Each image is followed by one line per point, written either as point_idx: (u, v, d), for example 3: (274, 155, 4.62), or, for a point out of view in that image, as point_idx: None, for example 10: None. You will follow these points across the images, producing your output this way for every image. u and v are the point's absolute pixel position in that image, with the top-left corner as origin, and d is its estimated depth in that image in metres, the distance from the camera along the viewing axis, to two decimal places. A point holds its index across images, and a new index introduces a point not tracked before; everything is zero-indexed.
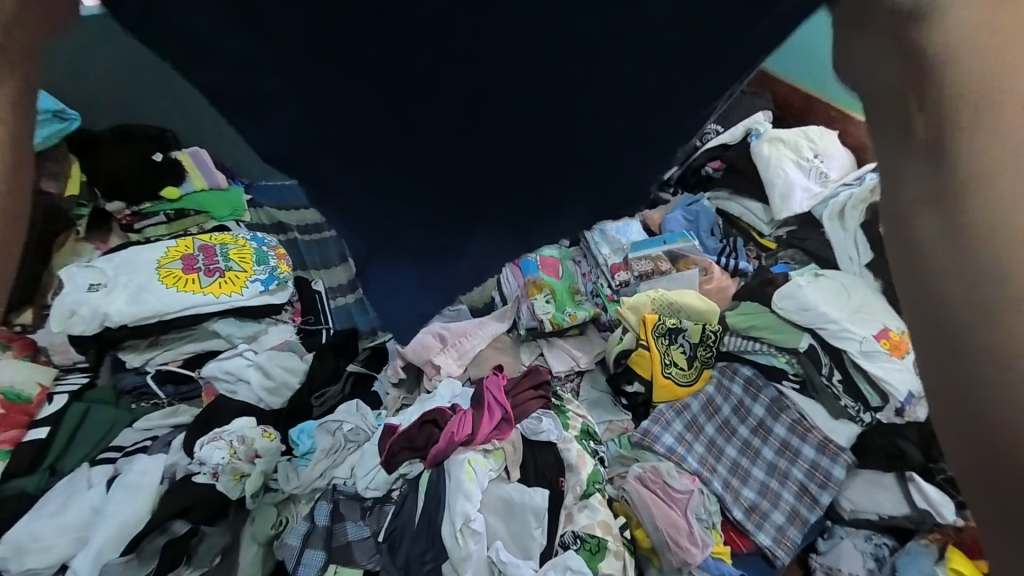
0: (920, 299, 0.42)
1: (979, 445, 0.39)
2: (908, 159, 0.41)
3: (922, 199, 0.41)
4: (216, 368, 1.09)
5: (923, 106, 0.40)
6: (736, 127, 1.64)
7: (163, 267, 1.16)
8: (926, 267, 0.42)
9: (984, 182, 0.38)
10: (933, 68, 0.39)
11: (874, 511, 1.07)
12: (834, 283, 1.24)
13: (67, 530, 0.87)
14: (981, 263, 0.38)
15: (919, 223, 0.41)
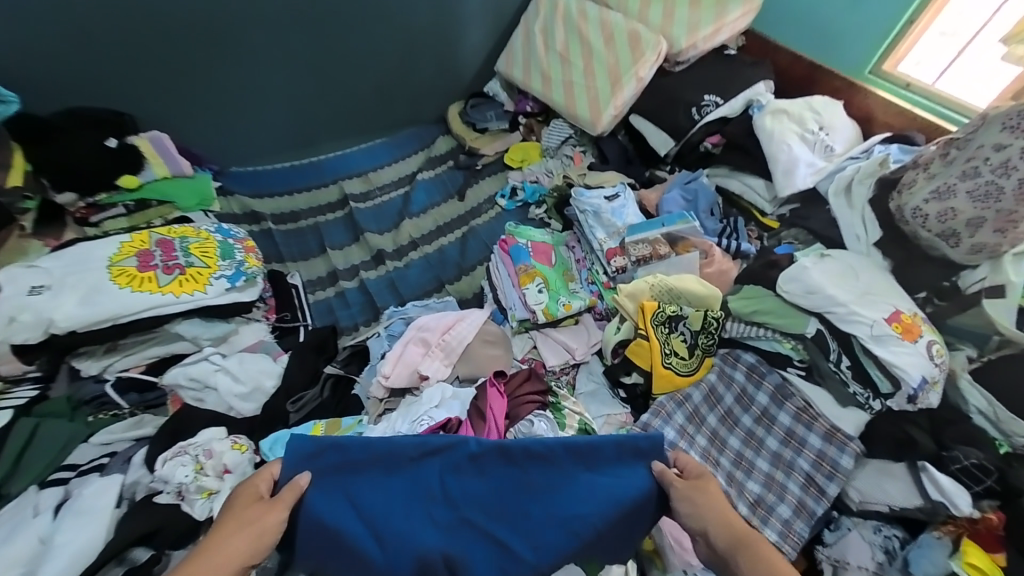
0: (700, 499, 0.72)
1: (720, 527, 0.69)
2: (696, 495, 0.73)
3: (703, 490, 0.73)
4: (180, 375, 0.99)
5: (703, 497, 0.72)
6: (737, 99, 1.55)
7: (116, 265, 1.05)
8: (700, 484, 0.74)
9: (712, 498, 0.72)
10: (702, 481, 0.74)
11: (884, 502, 1.00)
12: (842, 264, 1.17)
13: (13, 565, 0.74)
14: (716, 507, 0.71)
15: (705, 483, 0.74)
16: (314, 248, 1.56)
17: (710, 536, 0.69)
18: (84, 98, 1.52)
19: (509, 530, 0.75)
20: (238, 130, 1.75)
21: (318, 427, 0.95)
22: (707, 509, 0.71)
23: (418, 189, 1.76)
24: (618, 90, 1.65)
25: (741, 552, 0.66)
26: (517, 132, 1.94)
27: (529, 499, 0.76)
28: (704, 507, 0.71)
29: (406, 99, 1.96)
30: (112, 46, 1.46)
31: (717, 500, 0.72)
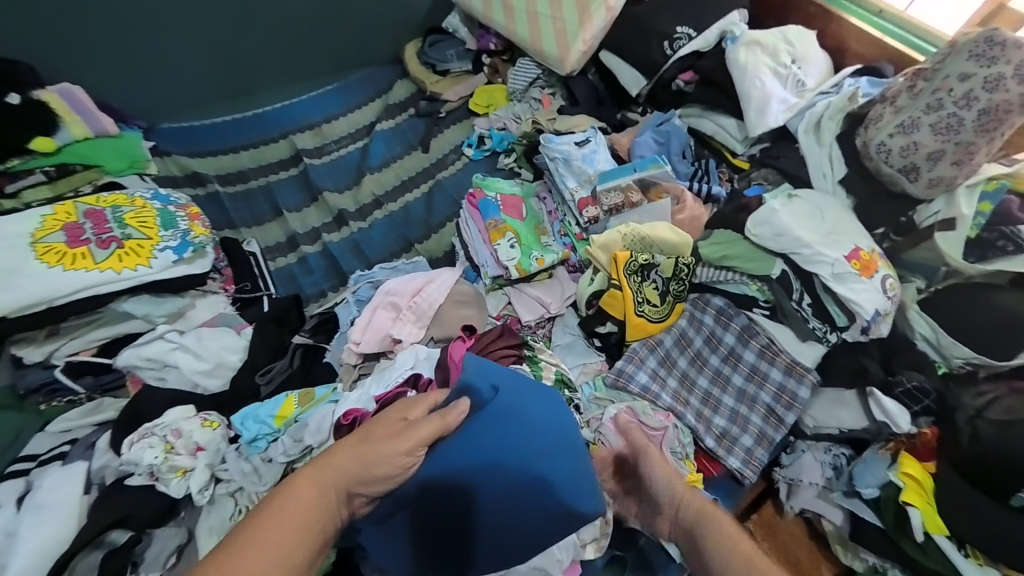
0: (702, 536, 0.76)
1: (721, 552, 0.72)
2: (698, 530, 0.77)
3: (700, 521, 0.77)
4: (133, 356, 0.94)
5: (699, 527, 0.77)
6: (710, 30, 1.47)
7: (40, 241, 0.94)
8: (696, 515, 0.79)
9: (700, 513, 0.78)
10: (681, 499, 0.81)
11: (835, 427, 1.10)
12: (811, 204, 1.18)
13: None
14: (705, 523, 0.77)
15: (697, 506, 0.79)
16: (267, 212, 1.45)
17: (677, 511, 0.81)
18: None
19: (508, 474, 0.74)
20: (166, 79, 1.57)
21: (290, 399, 0.91)
22: (700, 541, 0.76)
23: (376, 140, 1.64)
24: (586, 22, 1.54)
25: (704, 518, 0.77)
26: (481, 74, 1.80)
27: (488, 442, 0.75)
28: (704, 534, 0.76)
29: (355, 39, 1.78)
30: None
31: (715, 532, 0.75)
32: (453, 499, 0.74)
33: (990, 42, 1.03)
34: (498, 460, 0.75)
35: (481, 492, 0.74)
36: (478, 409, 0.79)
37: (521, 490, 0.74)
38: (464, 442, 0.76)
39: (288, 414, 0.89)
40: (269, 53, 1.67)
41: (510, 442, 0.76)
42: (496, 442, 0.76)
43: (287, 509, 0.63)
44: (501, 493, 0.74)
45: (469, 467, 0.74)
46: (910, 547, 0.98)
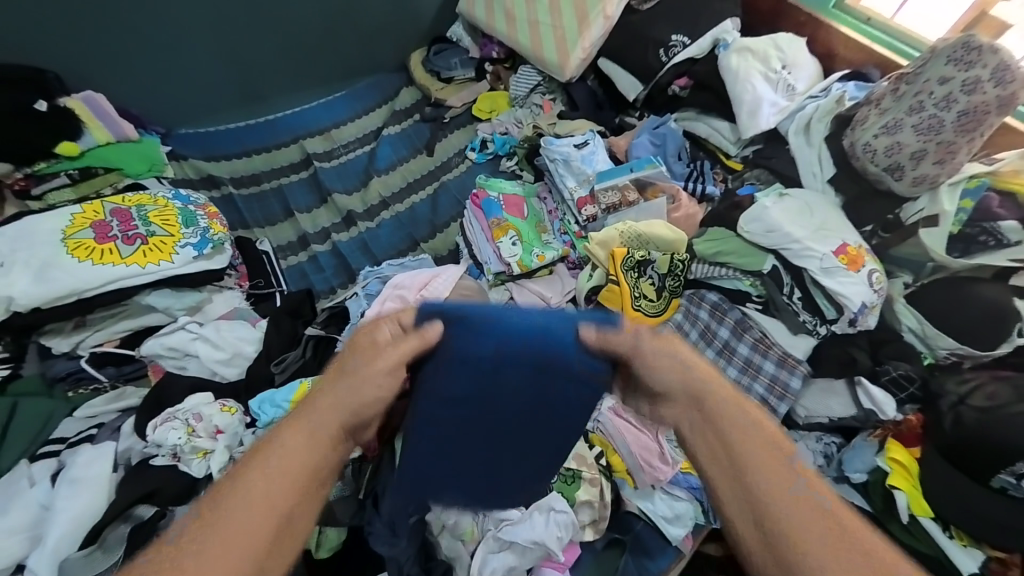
0: (791, 522, 0.51)
1: (822, 547, 0.49)
2: (787, 511, 0.52)
3: (786, 498, 0.52)
4: (157, 346, 0.99)
5: (788, 516, 0.51)
6: (703, 37, 1.53)
7: (71, 237, 1.00)
8: (777, 492, 0.53)
9: (782, 483, 0.53)
10: (748, 452, 0.55)
11: (825, 415, 1.14)
12: (800, 202, 1.23)
13: (14, 531, 0.76)
14: (788, 499, 0.52)
15: (775, 484, 0.53)
16: (278, 212, 1.51)
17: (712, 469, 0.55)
18: (26, 56, 1.44)
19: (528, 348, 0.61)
20: (184, 87, 1.65)
21: (303, 386, 0.96)
22: (788, 534, 0.51)
23: (383, 144, 1.70)
24: (584, 30, 1.61)
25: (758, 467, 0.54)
26: (484, 81, 1.87)
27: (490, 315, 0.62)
28: (790, 518, 0.51)
29: (363, 48, 1.86)
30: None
31: (811, 514, 0.51)
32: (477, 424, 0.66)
33: (967, 48, 1.09)
34: (517, 398, 0.64)
35: (489, 361, 0.61)
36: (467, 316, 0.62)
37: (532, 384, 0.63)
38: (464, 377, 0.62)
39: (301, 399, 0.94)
40: (281, 62, 1.75)
41: (524, 379, 0.63)
42: (506, 356, 0.62)
43: (253, 476, 0.52)
44: (513, 379, 0.63)
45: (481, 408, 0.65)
46: (897, 530, 1.02)
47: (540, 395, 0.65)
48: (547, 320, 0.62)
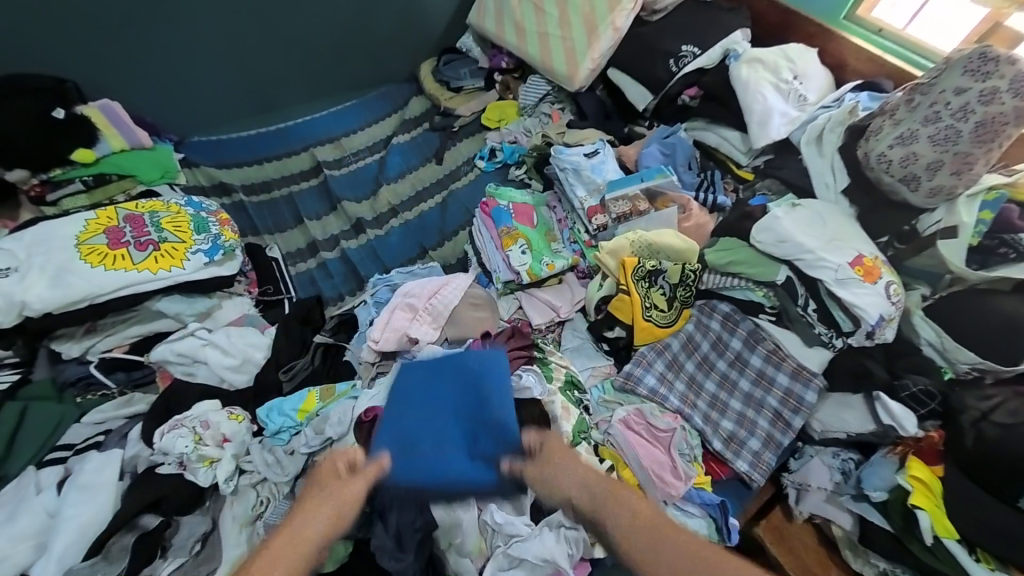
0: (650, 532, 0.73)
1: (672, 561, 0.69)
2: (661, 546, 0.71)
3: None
4: (167, 352, 0.99)
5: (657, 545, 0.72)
6: (713, 48, 1.54)
7: (85, 243, 1.01)
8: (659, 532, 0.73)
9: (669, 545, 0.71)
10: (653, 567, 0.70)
11: (842, 430, 1.11)
12: (813, 212, 1.22)
13: (21, 538, 0.76)
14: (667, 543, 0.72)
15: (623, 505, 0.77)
16: (289, 220, 1.52)
17: (573, 502, 0.80)
18: (44, 66, 1.47)
19: (471, 434, 0.88)
20: (198, 96, 1.67)
21: (312, 395, 0.95)
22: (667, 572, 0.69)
23: (393, 153, 1.72)
24: (595, 41, 1.62)
25: (602, 509, 0.77)
26: (493, 91, 1.89)
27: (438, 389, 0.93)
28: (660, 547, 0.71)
29: (374, 58, 1.88)
30: (70, 8, 1.40)
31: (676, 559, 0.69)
32: (425, 443, 0.86)
33: (984, 58, 1.07)
34: (467, 400, 0.90)
35: (432, 412, 0.90)
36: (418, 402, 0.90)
37: (465, 429, 0.88)
38: (416, 398, 0.91)
39: (310, 408, 0.93)
40: (293, 72, 1.77)
41: (465, 393, 0.91)
42: (452, 392, 0.92)
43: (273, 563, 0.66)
44: (460, 440, 0.87)
45: (431, 380, 0.93)
46: (920, 551, 0.99)
47: (478, 442, 0.86)
48: (480, 361, 0.94)
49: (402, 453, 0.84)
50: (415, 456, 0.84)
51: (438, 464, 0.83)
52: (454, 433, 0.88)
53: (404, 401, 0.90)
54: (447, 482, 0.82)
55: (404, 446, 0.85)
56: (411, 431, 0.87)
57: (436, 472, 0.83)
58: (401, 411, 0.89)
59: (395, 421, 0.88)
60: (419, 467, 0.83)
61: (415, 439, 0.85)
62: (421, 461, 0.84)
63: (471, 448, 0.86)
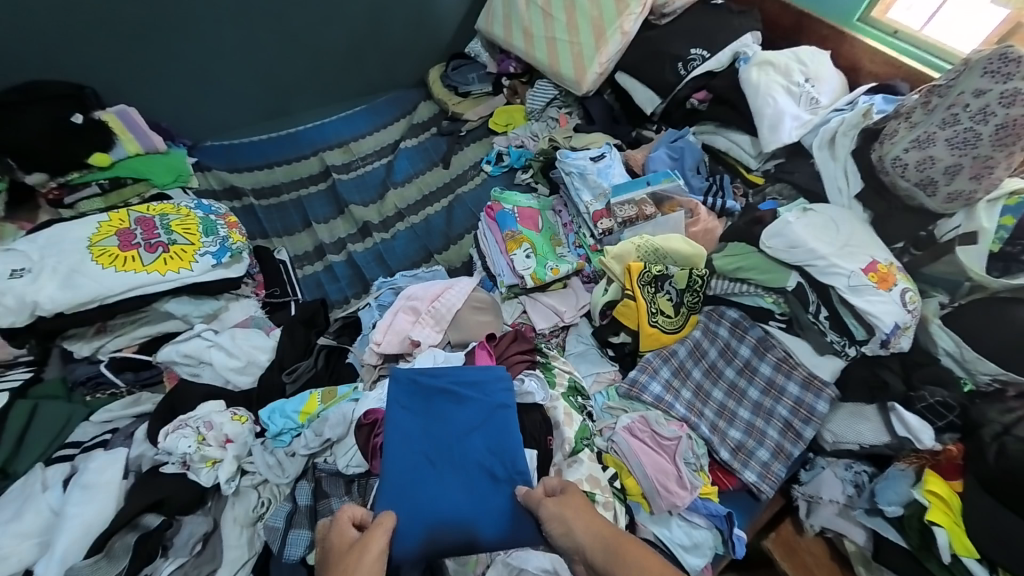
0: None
1: None
2: None
3: None
4: (173, 352, 1.01)
5: None
6: (723, 52, 1.53)
7: (97, 245, 1.03)
8: None
9: None
10: None
11: (855, 442, 1.07)
12: (825, 217, 1.20)
13: (26, 536, 0.77)
14: None
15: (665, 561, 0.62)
16: (297, 223, 1.54)
17: (587, 556, 0.65)
18: (66, 73, 1.51)
19: (475, 477, 0.81)
20: (212, 102, 1.71)
21: (313, 397, 0.95)
22: None
23: (400, 157, 1.73)
24: (602, 45, 1.62)
25: (613, 564, 0.60)
26: (501, 95, 1.89)
27: (436, 426, 0.85)
28: None
29: (383, 64, 1.90)
30: (90, 18, 1.43)
31: None
32: (431, 494, 0.79)
33: (1005, 59, 1.03)
34: (468, 438, 0.84)
35: (431, 454, 0.82)
36: (418, 443, 0.83)
37: (467, 473, 0.81)
38: (415, 439, 0.83)
39: (311, 410, 0.93)
40: (304, 77, 1.80)
41: (463, 432, 0.85)
42: (451, 431, 0.84)
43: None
44: (465, 485, 0.81)
45: (427, 420, 0.85)
46: (936, 568, 0.96)
47: (487, 485, 0.81)
48: (478, 391, 0.88)
49: (406, 504, 0.77)
50: (421, 507, 0.78)
51: (447, 511, 0.78)
52: (461, 478, 0.81)
53: (403, 443, 0.82)
54: (459, 531, 0.77)
55: (405, 494, 0.78)
56: (413, 476, 0.80)
57: (444, 521, 0.77)
58: (400, 454, 0.82)
59: (396, 469, 0.80)
60: (425, 516, 0.77)
61: (416, 486, 0.79)
62: (425, 508, 0.78)
63: (478, 492, 0.80)
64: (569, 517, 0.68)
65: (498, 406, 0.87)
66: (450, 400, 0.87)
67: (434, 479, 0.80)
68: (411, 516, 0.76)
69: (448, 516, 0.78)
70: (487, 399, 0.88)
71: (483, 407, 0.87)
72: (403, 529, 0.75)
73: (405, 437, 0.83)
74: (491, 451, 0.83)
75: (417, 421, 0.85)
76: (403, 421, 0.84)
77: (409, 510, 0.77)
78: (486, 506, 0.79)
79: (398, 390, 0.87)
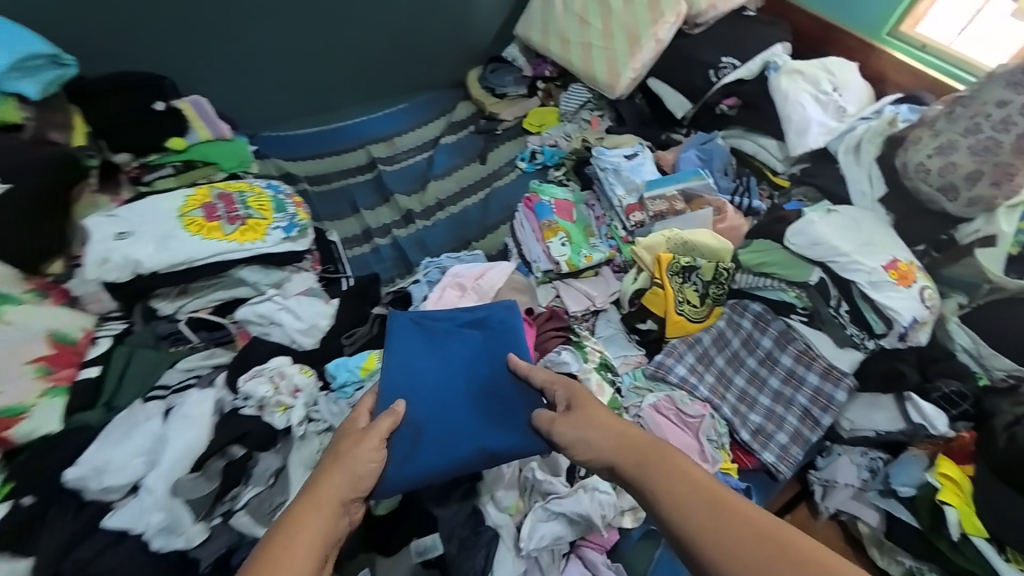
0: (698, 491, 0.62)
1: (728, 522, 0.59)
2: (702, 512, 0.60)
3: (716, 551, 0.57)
4: (248, 313, 1.12)
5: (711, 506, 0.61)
6: (754, 60, 1.61)
7: (186, 215, 1.15)
8: (714, 497, 0.61)
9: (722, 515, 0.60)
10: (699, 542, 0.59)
11: (872, 429, 1.14)
12: (847, 218, 1.27)
13: (137, 454, 0.88)
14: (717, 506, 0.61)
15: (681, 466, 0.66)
16: (345, 209, 1.66)
17: (614, 464, 0.71)
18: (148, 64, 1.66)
19: (478, 394, 0.92)
20: (271, 95, 1.85)
21: (373, 355, 1.06)
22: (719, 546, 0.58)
23: (440, 152, 1.85)
24: (636, 52, 1.72)
25: (640, 465, 0.67)
26: (535, 97, 2.00)
27: (439, 356, 0.95)
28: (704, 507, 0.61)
29: (427, 64, 2.04)
30: (177, 16, 1.60)
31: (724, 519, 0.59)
32: (440, 413, 0.89)
33: None
34: (468, 363, 0.94)
35: (435, 378, 0.92)
36: (423, 369, 0.93)
37: (470, 393, 0.92)
38: (420, 368, 0.93)
39: (372, 366, 1.04)
40: (355, 74, 1.93)
41: (462, 359, 0.95)
42: (452, 359, 0.95)
43: (299, 525, 0.61)
44: (470, 404, 0.91)
45: (428, 351, 0.96)
46: (947, 549, 1.00)
47: (492, 402, 0.91)
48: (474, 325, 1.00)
49: (418, 421, 0.87)
50: (430, 424, 0.87)
51: (456, 424, 0.88)
52: (466, 398, 0.91)
53: (409, 370, 0.92)
54: (471, 441, 0.87)
55: (414, 411, 0.88)
56: (421, 397, 0.90)
57: (454, 433, 0.87)
58: (410, 381, 0.91)
59: (405, 392, 0.89)
60: (435, 429, 0.87)
61: (424, 406, 0.89)
62: (434, 422, 0.88)
63: (484, 410, 0.90)
64: (580, 428, 0.75)
65: (494, 335, 0.98)
66: (449, 333, 0.98)
67: (440, 399, 0.90)
68: (424, 430, 0.86)
69: (456, 428, 0.88)
70: (484, 331, 0.99)
71: (479, 339, 0.98)
72: (418, 441, 0.85)
73: (415, 364, 0.93)
74: (488, 375, 0.93)
75: (420, 349, 0.96)
76: (400, 362, 0.93)
77: (420, 426, 0.87)
78: (492, 418, 0.89)
79: (397, 333, 0.97)
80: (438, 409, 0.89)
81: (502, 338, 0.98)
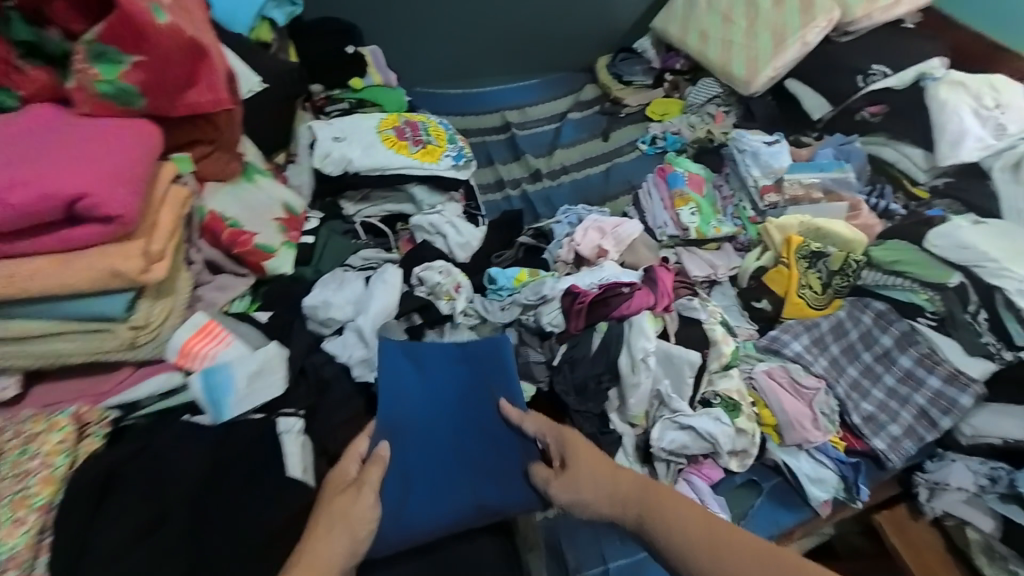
0: (705, 529, 0.71)
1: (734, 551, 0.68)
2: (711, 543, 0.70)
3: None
4: (422, 220, 1.30)
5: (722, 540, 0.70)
6: (908, 71, 1.60)
7: (382, 131, 1.37)
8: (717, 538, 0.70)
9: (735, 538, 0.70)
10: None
11: (999, 436, 1.13)
12: (999, 230, 1.25)
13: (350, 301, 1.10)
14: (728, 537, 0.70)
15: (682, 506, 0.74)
16: (482, 160, 1.85)
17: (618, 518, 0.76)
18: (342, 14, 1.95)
19: (466, 442, 0.91)
20: (429, 54, 2.08)
21: (525, 271, 1.23)
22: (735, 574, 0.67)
23: (568, 125, 1.98)
24: (780, 53, 1.75)
25: (647, 513, 0.73)
26: (661, 88, 2.06)
27: (430, 396, 0.94)
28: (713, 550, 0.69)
29: (566, 45, 2.19)
30: None
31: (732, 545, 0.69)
32: (428, 469, 0.88)
33: None
34: (461, 404, 0.94)
35: (421, 423, 0.91)
36: (413, 410, 0.92)
37: (460, 444, 0.91)
38: (412, 409, 0.92)
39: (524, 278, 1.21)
40: (502, 46, 2.13)
41: (451, 398, 0.95)
42: (443, 401, 0.94)
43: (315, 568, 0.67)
44: (460, 454, 0.90)
45: (419, 389, 0.94)
46: None
47: (484, 453, 0.90)
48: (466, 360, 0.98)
49: (406, 472, 0.87)
50: (414, 477, 0.87)
51: (448, 475, 0.88)
52: (455, 446, 0.91)
53: (399, 406, 0.92)
54: (463, 502, 0.86)
55: (400, 456, 0.88)
56: (409, 442, 0.89)
57: (442, 490, 0.86)
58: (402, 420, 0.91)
59: (393, 439, 0.89)
60: (424, 483, 0.87)
61: (410, 454, 0.88)
62: (423, 475, 0.87)
63: (477, 461, 0.90)
64: (579, 490, 0.78)
65: (486, 371, 0.98)
66: (440, 366, 0.98)
67: (425, 452, 0.89)
68: (412, 488, 0.85)
69: (444, 483, 0.87)
70: (474, 368, 0.98)
71: (467, 374, 0.97)
72: (407, 500, 0.84)
73: (405, 407, 0.92)
74: (478, 419, 0.93)
75: (406, 385, 0.94)
76: (391, 400, 0.92)
77: (407, 482, 0.86)
78: (485, 474, 0.88)
79: (386, 360, 0.95)
80: (422, 455, 0.89)
81: (494, 373, 0.97)
